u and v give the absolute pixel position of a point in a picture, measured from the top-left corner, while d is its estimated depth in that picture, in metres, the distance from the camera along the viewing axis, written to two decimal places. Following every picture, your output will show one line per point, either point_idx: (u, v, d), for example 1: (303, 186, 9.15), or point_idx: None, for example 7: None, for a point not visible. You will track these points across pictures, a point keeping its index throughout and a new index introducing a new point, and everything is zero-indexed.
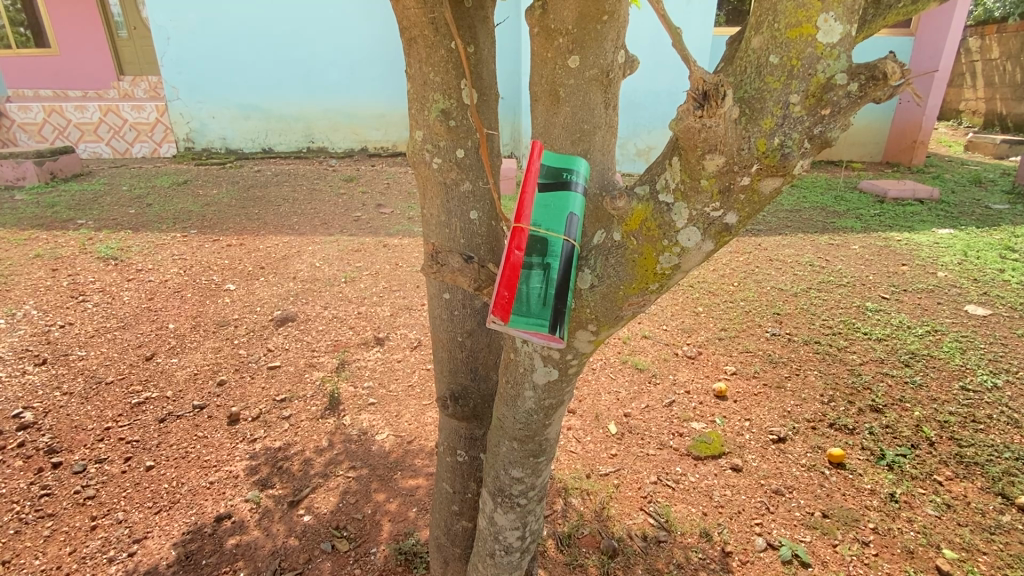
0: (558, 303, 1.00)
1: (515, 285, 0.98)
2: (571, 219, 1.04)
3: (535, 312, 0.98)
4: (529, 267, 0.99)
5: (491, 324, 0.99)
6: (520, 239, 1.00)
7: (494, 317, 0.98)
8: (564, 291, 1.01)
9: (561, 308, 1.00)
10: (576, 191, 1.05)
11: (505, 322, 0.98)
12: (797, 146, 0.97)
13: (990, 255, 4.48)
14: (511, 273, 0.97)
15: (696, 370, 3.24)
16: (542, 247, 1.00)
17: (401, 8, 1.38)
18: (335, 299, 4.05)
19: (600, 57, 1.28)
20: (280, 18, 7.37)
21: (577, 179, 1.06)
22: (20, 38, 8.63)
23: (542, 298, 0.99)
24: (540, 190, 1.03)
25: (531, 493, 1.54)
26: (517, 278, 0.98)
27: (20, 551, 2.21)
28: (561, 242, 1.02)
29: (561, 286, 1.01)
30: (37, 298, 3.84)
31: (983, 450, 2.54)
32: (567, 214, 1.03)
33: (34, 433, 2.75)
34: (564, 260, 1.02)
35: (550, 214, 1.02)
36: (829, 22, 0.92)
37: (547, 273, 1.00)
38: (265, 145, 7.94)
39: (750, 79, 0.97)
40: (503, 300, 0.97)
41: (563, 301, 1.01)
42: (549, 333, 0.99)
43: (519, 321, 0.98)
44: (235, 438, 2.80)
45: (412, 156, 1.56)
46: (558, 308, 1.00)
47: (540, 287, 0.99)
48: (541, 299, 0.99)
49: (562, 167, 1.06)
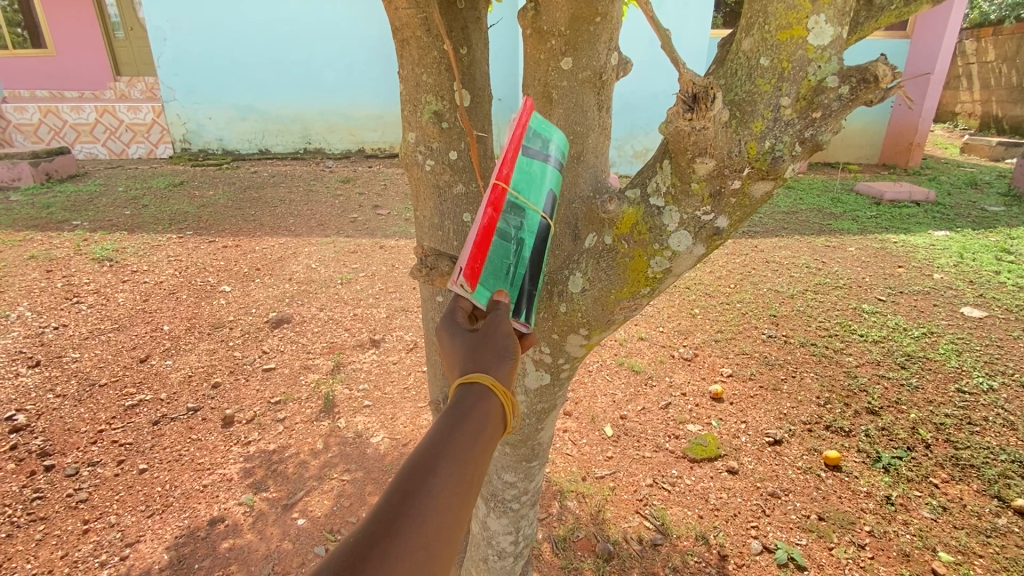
0: (525, 283, 1.04)
1: (487, 251, 0.99)
2: (546, 194, 1.05)
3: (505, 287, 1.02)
4: (504, 235, 1.01)
5: (456, 286, 0.99)
6: (500, 197, 0.97)
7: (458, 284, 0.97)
8: (534, 270, 1.05)
9: (527, 288, 1.04)
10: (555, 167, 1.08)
11: (472, 291, 0.98)
12: (788, 149, 0.96)
13: (986, 257, 4.50)
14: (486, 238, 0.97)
15: (692, 372, 3.23)
16: (519, 216, 1.01)
17: (393, 9, 1.37)
18: (330, 301, 4.02)
19: (593, 59, 1.27)
20: (276, 19, 7.36)
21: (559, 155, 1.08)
22: (17, 38, 8.54)
23: (508, 272, 1.02)
24: (524, 155, 1.01)
25: (524, 497, 1.53)
26: (490, 245, 0.99)
27: (11, 555, 2.20)
28: (538, 215, 1.04)
29: (534, 263, 1.04)
30: (30, 300, 3.81)
31: (979, 453, 2.53)
32: (545, 188, 1.05)
33: (27, 436, 2.74)
34: (540, 236, 1.05)
35: (531, 182, 1.02)
36: (819, 24, 0.92)
37: (519, 245, 1.02)
38: (262, 146, 7.92)
39: (741, 81, 0.97)
40: (476, 268, 0.98)
41: (529, 282, 1.05)
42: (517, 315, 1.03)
43: (485, 292, 1.00)
44: (229, 440, 2.78)
45: (405, 158, 1.55)
46: (525, 285, 1.04)
47: (509, 260, 1.02)
48: (508, 272, 1.02)
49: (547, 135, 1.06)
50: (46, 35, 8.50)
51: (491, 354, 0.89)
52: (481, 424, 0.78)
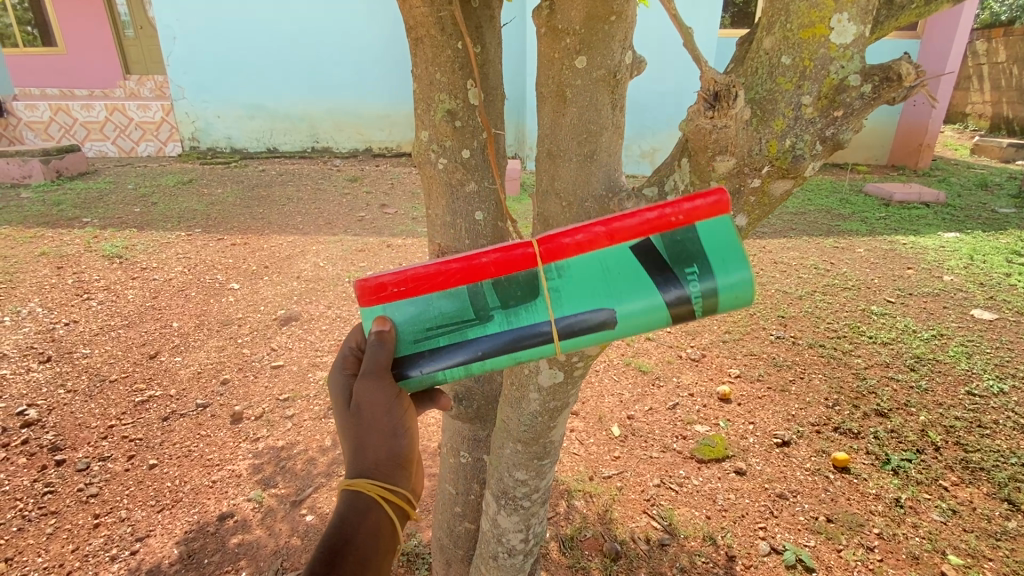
0: (429, 351, 0.99)
1: (424, 294, 0.98)
2: (584, 313, 0.94)
3: (406, 335, 0.99)
4: (472, 298, 0.97)
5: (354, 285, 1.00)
6: (515, 256, 0.96)
7: (356, 290, 0.98)
8: (452, 357, 0.98)
9: (422, 364, 0.98)
10: (663, 295, 0.93)
11: (362, 304, 0.99)
12: (808, 148, 0.97)
13: (997, 259, 4.46)
14: (436, 276, 0.98)
15: (699, 373, 3.22)
16: (514, 294, 0.96)
17: (407, 8, 1.37)
18: (338, 299, 4.04)
19: (607, 58, 1.26)
20: (285, 17, 7.39)
21: (692, 289, 0.92)
22: (28, 36, 8.66)
23: (427, 331, 0.99)
24: (606, 260, 0.95)
25: (535, 495, 1.53)
26: (433, 291, 0.98)
27: (23, 549, 2.22)
28: (538, 313, 0.95)
29: (465, 347, 0.97)
30: (42, 296, 3.85)
31: (989, 455, 2.52)
32: (604, 301, 0.94)
33: (38, 431, 2.77)
34: (510, 335, 0.95)
35: (582, 277, 0.94)
36: (842, 22, 0.91)
37: (475, 319, 0.97)
38: (270, 145, 7.95)
39: (762, 80, 0.97)
40: (381, 291, 0.98)
41: (433, 356, 0.98)
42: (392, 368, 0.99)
43: (373, 316, 0.99)
44: (238, 437, 2.80)
45: (417, 157, 1.55)
46: (420, 356, 0.99)
47: (442, 322, 0.98)
48: (424, 331, 0.99)
49: (701, 255, 0.93)
50: (56, 33, 8.60)
51: (380, 443, 0.98)
52: (371, 531, 0.92)
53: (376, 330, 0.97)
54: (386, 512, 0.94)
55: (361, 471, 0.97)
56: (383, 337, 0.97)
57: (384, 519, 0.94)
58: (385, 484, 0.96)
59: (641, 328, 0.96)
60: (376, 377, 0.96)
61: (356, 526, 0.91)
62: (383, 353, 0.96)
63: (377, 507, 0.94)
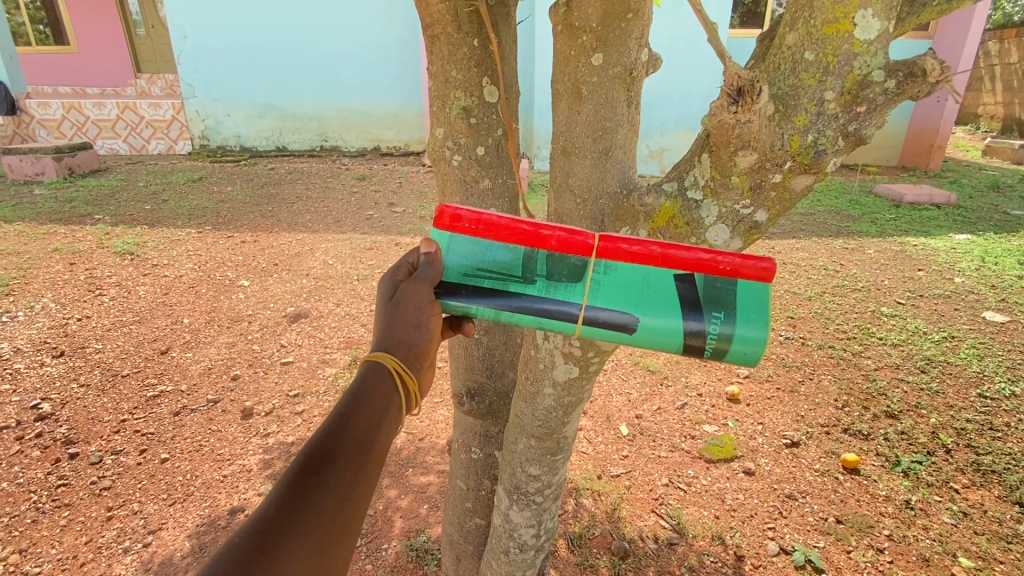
0: (469, 291, 1.04)
1: (487, 239, 1.06)
2: (609, 310, 1.01)
3: (457, 267, 1.06)
4: (525, 260, 1.04)
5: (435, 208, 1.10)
6: (575, 239, 1.03)
7: (437, 211, 1.07)
8: (488, 302, 1.04)
9: (461, 297, 1.04)
10: (685, 324, 0.99)
11: (436, 225, 1.08)
12: (830, 144, 0.97)
13: (1009, 261, 4.42)
14: (503, 226, 1.05)
15: (708, 373, 3.22)
16: (561, 271, 1.03)
17: (424, 5, 1.38)
18: (347, 296, 4.05)
19: (624, 56, 1.27)
20: (296, 17, 7.45)
21: (711, 328, 0.98)
22: (40, 35, 8.74)
23: (477, 271, 1.05)
24: (651, 273, 1.02)
25: (548, 490, 1.54)
26: (494, 240, 1.06)
27: (37, 540, 2.25)
28: (573, 293, 1.02)
29: (501, 297, 1.03)
30: (55, 291, 3.89)
31: (1000, 458, 2.50)
32: (632, 308, 1.00)
33: (52, 424, 2.80)
34: (544, 303, 1.02)
35: (623, 279, 1.01)
36: (866, 18, 0.92)
37: (520, 278, 1.04)
38: (280, 143, 7.99)
39: (785, 76, 0.98)
40: (455, 217, 1.07)
41: (468, 297, 1.04)
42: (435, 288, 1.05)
43: (440, 240, 1.07)
44: (248, 432, 2.82)
45: (432, 154, 1.56)
46: (462, 288, 1.05)
47: (492, 270, 1.05)
48: (474, 269, 1.05)
49: (731, 305, 0.99)
50: (68, 32, 8.68)
51: (405, 327, 0.96)
52: (384, 405, 0.86)
53: (431, 252, 1.06)
54: (400, 394, 0.89)
55: (384, 346, 0.93)
56: (434, 260, 1.05)
57: (396, 403, 0.88)
58: (406, 365, 0.92)
59: (654, 344, 1.01)
60: (423, 286, 1.01)
61: (370, 395, 0.85)
62: (431, 270, 1.04)
63: (393, 383, 0.89)
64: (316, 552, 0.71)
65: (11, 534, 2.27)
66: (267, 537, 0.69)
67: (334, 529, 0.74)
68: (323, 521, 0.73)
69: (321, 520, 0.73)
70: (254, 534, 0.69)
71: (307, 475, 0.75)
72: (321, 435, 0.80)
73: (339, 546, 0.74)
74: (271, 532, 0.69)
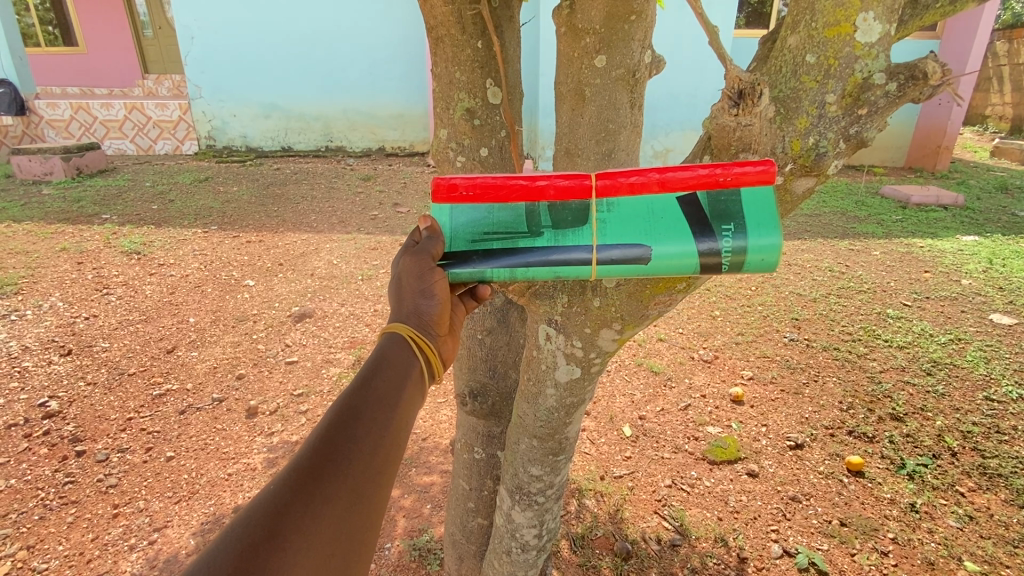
0: (479, 255, 1.04)
1: (488, 201, 1.04)
2: (621, 248, 1.00)
3: (462, 234, 1.05)
4: (528, 215, 1.03)
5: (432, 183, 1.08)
6: (574, 185, 1.02)
7: (432, 185, 1.05)
8: (501, 261, 1.03)
9: (473, 262, 1.04)
10: (698, 245, 0.98)
11: (435, 199, 1.06)
12: (831, 146, 0.99)
13: (1016, 263, 4.39)
14: (501, 186, 1.03)
15: (712, 374, 3.21)
16: (566, 219, 1.02)
17: (428, 7, 1.39)
18: (351, 296, 4.06)
19: (627, 57, 1.27)
20: (301, 18, 7.48)
21: (724, 244, 0.97)
22: (49, 36, 8.83)
23: (483, 235, 1.04)
24: (655, 203, 1.00)
25: (550, 491, 1.54)
26: (494, 202, 1.04)
27: (44, 537, 2.27)
28: (582, 237, 1.01)
29: (513, 255, 1.03)
30: (62, 290, 3.92)
31: (1007, 462, 2.48)
32: (643, 239, 0.99)
33: (59, 422, 2.82)
34: (556, 253, 1.01)
35: (628, 215, 1.01)
36: (868, 21, 0.93)
37: (527, 232, 1.03)
38: (285, 143, 8.03)
39: (786, 78, 0.99)
40: (454, 186, 1.04)
41: (479, 260, 1.04)
42: (443, 258, 1.04)
43: (442, 213, 1.06)
44: (252, 431, 2.83)
45: (436, 155, 1.57)
46: (472, 254, 1.04)
47: (498, 229, 1.04)
48: (480, 233, 1.04)
49: (739, 215, 0.97)
50: (76, 33, 8.76)
51: (414, 298, 0.99)
52: (404, 369, 0.90)
53: (431, 226, 1.06)
54: (418, 360, 0.93)
55: (399, 317, 0.97)
56: (435, 233, 1.05)
57: (416, 368, 0.93)
58: (420, 333, 0.96)
59: (671, 270, 1.00)
60: (424, 260, 1.01)
61: (391, 361, 0.90)
62: (435, 244, 1.04)
63: (411, 349, 0.93)
64: (348, 502, 0.75)
65: (18, 530, 2.29)
66: (302, 486, 0.73)
67: (364, 482, 0.78)
68: (353, 474, 0.77)
69: (350, 474, 0.77)
70: (289, 485, 0.73)
71: (337, 432, 0.80)
72: (347, 397, 0.84)
73: (369, 500, 0.78)
74: (305, 482, 0.74)
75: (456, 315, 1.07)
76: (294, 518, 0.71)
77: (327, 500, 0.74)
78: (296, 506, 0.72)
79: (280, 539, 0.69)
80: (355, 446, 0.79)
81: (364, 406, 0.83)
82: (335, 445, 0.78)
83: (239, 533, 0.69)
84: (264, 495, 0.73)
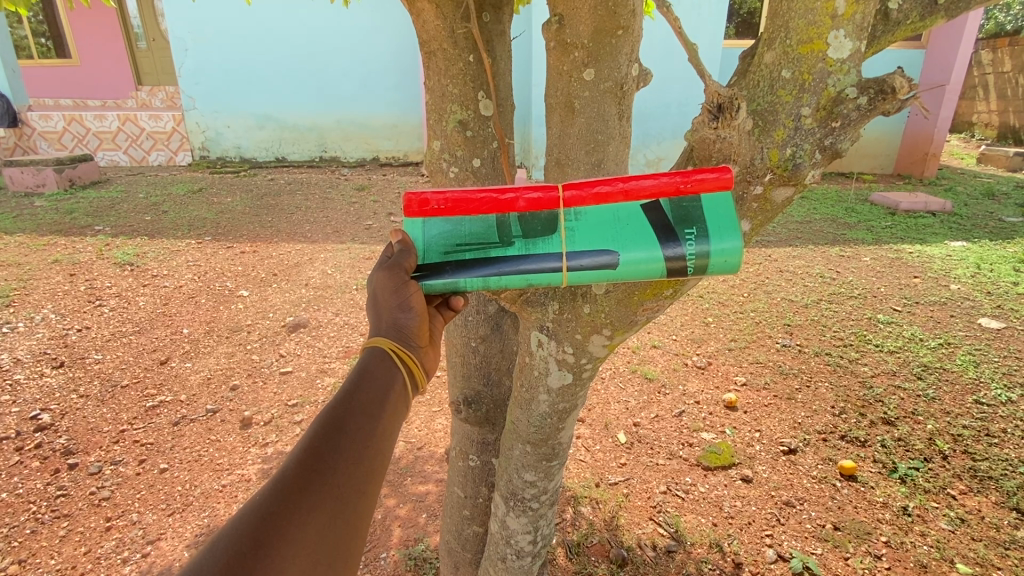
0: (451, 266, 1.06)
1: (457, 215, 1.07)
2: (590, 255, 1.03)
3: (434, 246, 1.07)
4: (498, 225, 1.06)
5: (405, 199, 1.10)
6: (542, 196, 1.04)
7: (404, 200, 1.08)
8: (475, 272, 1.06)
9: (446, 273, 1.06)
10: (664, 250, 1.01)
11: (406, 213, 1.08)
12: (808, 157, 1.02)
13: (1004, 268, 4.45)
14: (471, 200, 1.06)
15: (705, 381, 3.24)
16: (535, 228, 1.05)
17: (421, 23, 1.42)
18: (346, 306, 4.07)
19: (615, 71, 1.30)
20: (296, 30, 7.54)
21: (687, 248, 1.00)
22: (41, 48, 8.81)
23: (456, 246, 1.07)
24: (621, 210, 1.03)
25: (544, 497, 1.55)
26: (466, 215, 1.07)
27: (36, 551, 2.25)
28: (552, 246, 1.04)
29: (487, 265, 1.05)
30: (55, 302, 3.92)
31: (997, 464, 2.51)
32: (611, 244, 1.02)
33: (52, 435, 2.82)
34: (526, 262, 1.04)
35: (595, 223, 1.03)
36: (839, 39, 0.97)
37: (498, 242, 1.05)
38: (279, 154, 8.04)
39: (763, 92, 1.03)
40: (425, 202, 1.07)
41: (450, 270, 1.06)
42: (416, 271, 1.06)
43: (414, 228, 1.08)
44: (247, 442, 2.83)
45: (429, 165, 1.59)
46: (445, 265, 1.06)
47: (470, 241, 1.07)
48: (453, 245, 1.07)
49: (702, 220, 1.00)
50: (70, 45, 8.78)
51: (394, 312, 1.01)
52: (387, 380, 0.93)
53: (403, 240, 1.07)
54: (401, 371, 0.96)
55: (379, 332, 0.99)
56: (407, 246, 1.07)
57: (400, 379, 0.95)
58: (402, 346, 0.98)
59: (640, 275, 1.03)
60: (399, 274, 1.03)
61: (373, 373, 0.93)
62: (407, 258, 1.06)
63: (393, 361, 0.95)
64: (336, 509, 0.78)
65: (10, 544, 2.28)
66: (289, 496, 0.75)
67: (351, 489, 0.80)
68: (340, 483, 0.79)
69: (337, 483, 0.79)
70: (276, 495, 0.75)
71: (323, 443, 0.82)
72: (332, 407, 0.86)
73: (355, 505, 0.80)
74: (292, 491, 0.76)
75: (436, 324, 1.10)
76: (280, 527, 0.72)
77: (313, 512, 0.75)
78: (280, 517, 0.73)
79: (265, 546, 0.70)
80: (339, 458, 0.81)
81: (348, 416, 0.85)
82: (321, 455, 0.80)
83: (225, 543, 0.70)
84: (250, 506, 0.74)
